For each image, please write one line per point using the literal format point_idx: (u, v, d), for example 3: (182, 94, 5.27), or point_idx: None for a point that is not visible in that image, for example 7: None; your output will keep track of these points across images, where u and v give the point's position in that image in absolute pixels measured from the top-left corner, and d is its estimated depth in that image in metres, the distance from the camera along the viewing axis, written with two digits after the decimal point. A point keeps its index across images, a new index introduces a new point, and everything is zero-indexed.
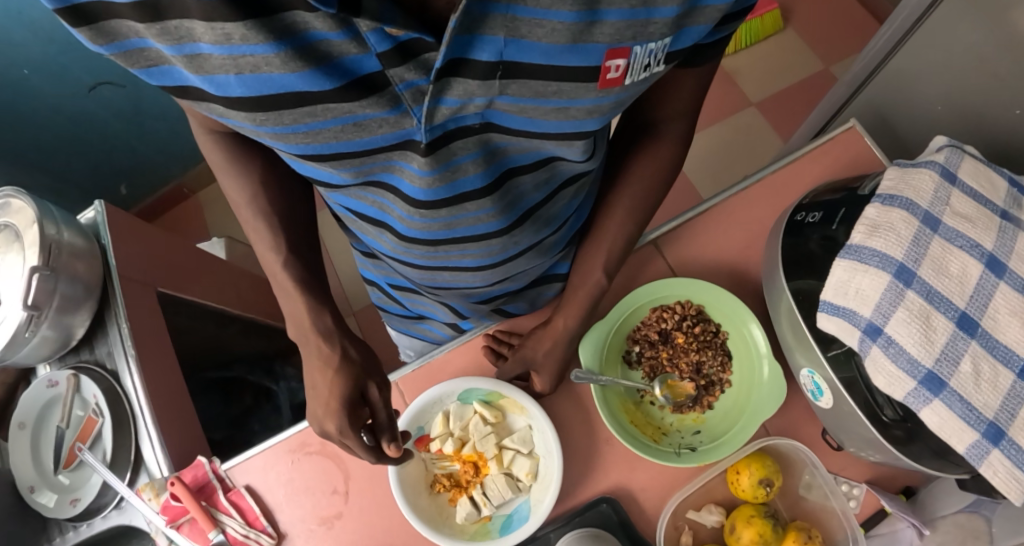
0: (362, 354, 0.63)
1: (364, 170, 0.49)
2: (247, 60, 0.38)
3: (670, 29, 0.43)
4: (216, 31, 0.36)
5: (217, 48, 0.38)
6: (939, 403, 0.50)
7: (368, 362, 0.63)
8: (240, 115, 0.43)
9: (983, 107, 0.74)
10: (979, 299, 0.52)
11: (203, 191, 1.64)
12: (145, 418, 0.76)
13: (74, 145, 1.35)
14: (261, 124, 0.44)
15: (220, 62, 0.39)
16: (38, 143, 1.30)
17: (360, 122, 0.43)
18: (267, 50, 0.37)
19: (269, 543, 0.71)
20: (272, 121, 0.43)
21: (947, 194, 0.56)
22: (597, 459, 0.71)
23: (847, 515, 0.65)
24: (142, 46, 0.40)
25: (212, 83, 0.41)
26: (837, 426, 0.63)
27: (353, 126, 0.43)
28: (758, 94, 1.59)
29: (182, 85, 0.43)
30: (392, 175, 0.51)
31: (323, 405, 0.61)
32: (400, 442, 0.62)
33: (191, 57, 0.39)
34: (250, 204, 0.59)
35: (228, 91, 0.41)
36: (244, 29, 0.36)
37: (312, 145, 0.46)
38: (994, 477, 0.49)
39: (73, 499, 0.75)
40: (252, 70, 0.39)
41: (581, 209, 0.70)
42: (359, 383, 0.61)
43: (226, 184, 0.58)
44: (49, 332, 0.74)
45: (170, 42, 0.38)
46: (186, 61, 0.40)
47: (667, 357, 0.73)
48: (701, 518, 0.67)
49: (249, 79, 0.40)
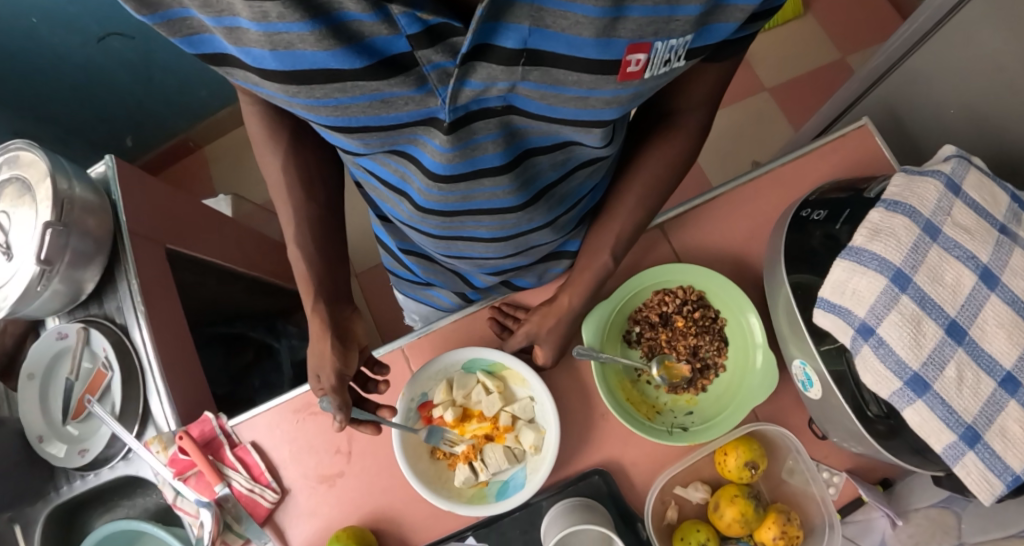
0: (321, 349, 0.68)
1: (388, 142, 0.50)
2: (283, 37, 0.39)
3: (693, 27, 0.43)
4: (253, 8, 0.37)
5: (255, 24, 0.39)
6: (922, 405, 0.53)
7: (325, 358, 0.68)
8: (274, 86, 0.44)
9: (996, 116, 0.74)
10: (970, 308, 0.54)
11: (209, 145, 1.61)
12: (154, 373, 0.78)
13: (80, 95, 1.33)
14: (294, 96, 0.44)
15: (257, 37, 0.40)
16: (43, 91, 1.27)
17: (387, 99, 0.43)
18: (302, 28, 0.38)
19: (273, 498, 0.74)
20: (303, 94, 0.44)
21: (950, 205, 0.57)
22: (592, 432, 0.74)
23: (826, 501, 0.68)
24: (183, 16, 0.41)
25: (248, 55, 0.42)
26: (824, 416, 0.65)
27: (380, 103, 0.44)
28: (772, 78, 1.58)
29: (219, 54, 0.44)
30: (413, 148, 0.51)
31: (318, 359, 0.69)
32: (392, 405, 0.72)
33: (230, 29, 0.40)
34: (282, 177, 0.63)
35: (264, 64, 0.42)
36: (282, 8, 0.37)
37: (340, 119, 0.46)
38: (967, 477, 0.52)
39: (81, 449, 0.78)
40: (286, 46, 0.40)
41: (596, 189, 0.71)
42: (319, 367, 0.69)
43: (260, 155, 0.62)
44: (60, 286, 0.75)
45: (211, 14, 0.39)
46: (225, 32, 0.41)
47: (666, 339, 0.75)
48: (687, 494, 0.71)
49: (284, 55, 0.40)
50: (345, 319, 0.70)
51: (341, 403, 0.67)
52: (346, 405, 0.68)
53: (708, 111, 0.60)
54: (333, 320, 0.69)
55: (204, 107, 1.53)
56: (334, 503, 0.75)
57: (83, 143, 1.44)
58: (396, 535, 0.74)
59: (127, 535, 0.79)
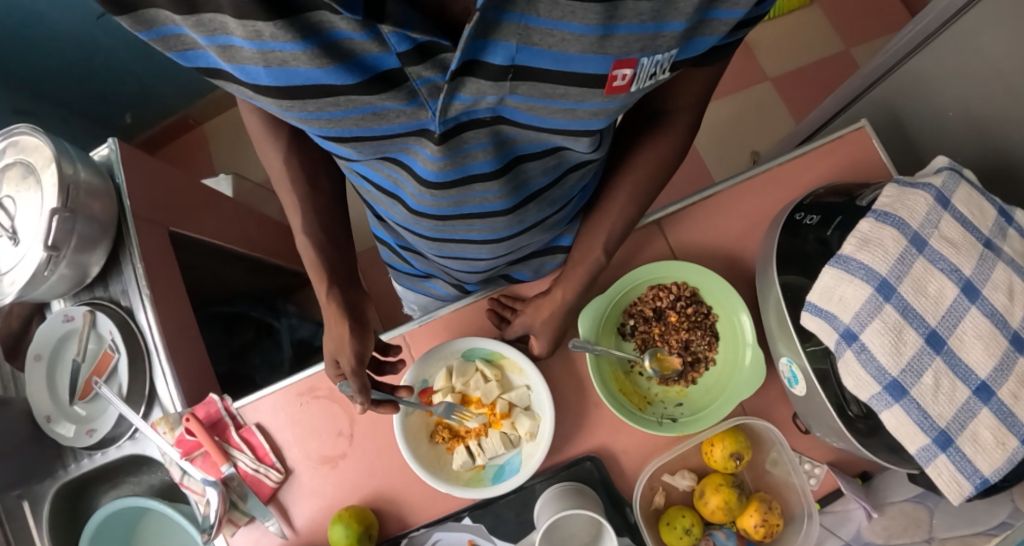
0: (338, 336, 0.68)
1: (380, 151, 0.50)
2: (276, 55, 0.40)
3: (677, 42, 0.44)
4: (247, 28, 0.38)
5: (249, 43, 0.39)
6: (899, 408, 0.55)
7: (343, 343, 0.68)
8: (268, 100, 0.45)
9: (993, 123, 0.75)
10: (950, 319, 0.56)
11: (210, 123, 1.61)
12: (159, 354, 0.80)
13: (79, 72, 1.31)
14: (288, 110, 0.45)
15: (251, 54, 0.40)
16: (42, 68, 1.26)
17: (379, 112, 0.44)
18: (295, 47, 0.39)
19: (277, 477, 0.77)
20: (297, 108, 0.45)
21: (939, 218, 0.59)
22: (585, 421, 0.77)
23: (805, 491, 0.71)
24: (176, 33, 0.42)
25: (242, 71, 0.43)
26: (808, 412, 0.68)
27: (372, 116, 0.45)
28: (775, 67, 1.57)
29: (214, 69, 0.45)
30: (405, 156, 0.52)
31: (336, 344, 0.69)
32: (408, 383, 0.75)
33: (224, 47, 0.41)
34: (286, 174, 0.64)
35: (258, 80, 0.43)
36: (274, 28, 0.38)
37: (334, 130, 0.47)
38: (938, 478, 0.55)
39: (90, 429, 0.79)
40: (279, 64, 0.41)
41: (586, 189, 0.72)
42: (337, 351, 0.69)
43: (264, 151, 0.63)
44: (66, 270, 0.76)
45: (204, 33, 0.40)
46: (219, 50, 0.42)
47: (659, 333, 0.77)
48: (674, 482, 0.74)
49: (278, 71, 0.41)
50: (358, 303, 0.70)
51: (359, 387, 0.68)
52: (365, 389, 0.69)
53: (700, 114, 0.60)
54: (347, 303, 0.68)
55: (204, 84, 1.52)
56: (336, 483, 0.78)
57: (83, 121, 1.43)
58: (396, 514, 0.77)
59: (129, 516, 0.85)
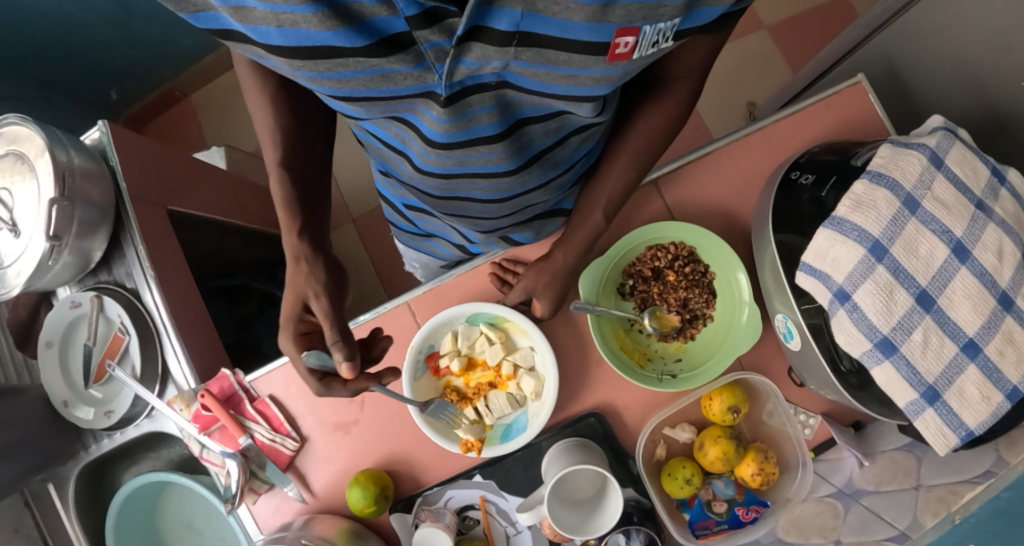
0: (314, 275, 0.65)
1: (387, 111, 0.50)
2: (287, 17, 0.39)
3: (681, 11, 0.43)
4: None
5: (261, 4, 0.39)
6: (889, 365, 0.57)
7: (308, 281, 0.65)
8: (280, 60, 0.44)
9: (992, 75, 0.74)
10: (940, 279, 0.57)
11: (196, 93, 1.57)
12: (169, 334, 0.82)
13: (59, 51, 1.28)
14: (299, 70, 0.44)
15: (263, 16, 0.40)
16: (20, 48, 1.23)
17: (387, 74, 0.43)
18: (307, 9, 0.38)
19: (293, 445, 0.81)
20: (307, 69, 0.44)
21: (932, 178, 0.59)
22: (587, 379, 0.80)
23: (800, 441, 0.74)
24: None
25: (254, 32, 0.42)
26: (803, 365, 0.70)
27: (381, 78, 0.44)
28: (771, 14, 1.53)
29: (226, 30, 0.44)
30: (412, 116, 0.51)
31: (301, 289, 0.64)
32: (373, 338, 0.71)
33: (237, 8, 0.41)
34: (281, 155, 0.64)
35: (270, 41, 0.42)
36: None
37: (342, 91, 0.46)
38: (925, 430, 0.58)
39: (107, 411, 0.82)
40: (292, 25, 0.40)
41: (592, 152, 0.71)
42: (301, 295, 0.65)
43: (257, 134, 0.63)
44: (70, 258, 0.77)
45: None
46: (232, 12, 0.41)
47: (657, 292, 0.78)
48: (675, 435, 0.78)
49: (290, 32, 0.41)
50: None
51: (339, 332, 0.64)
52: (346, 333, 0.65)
53: (698, 80, 0.59)
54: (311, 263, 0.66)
55: (188, 55, 1.48)
56: (349, 448, 0.81)
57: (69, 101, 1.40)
58: (409, 475, 0.81)
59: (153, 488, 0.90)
